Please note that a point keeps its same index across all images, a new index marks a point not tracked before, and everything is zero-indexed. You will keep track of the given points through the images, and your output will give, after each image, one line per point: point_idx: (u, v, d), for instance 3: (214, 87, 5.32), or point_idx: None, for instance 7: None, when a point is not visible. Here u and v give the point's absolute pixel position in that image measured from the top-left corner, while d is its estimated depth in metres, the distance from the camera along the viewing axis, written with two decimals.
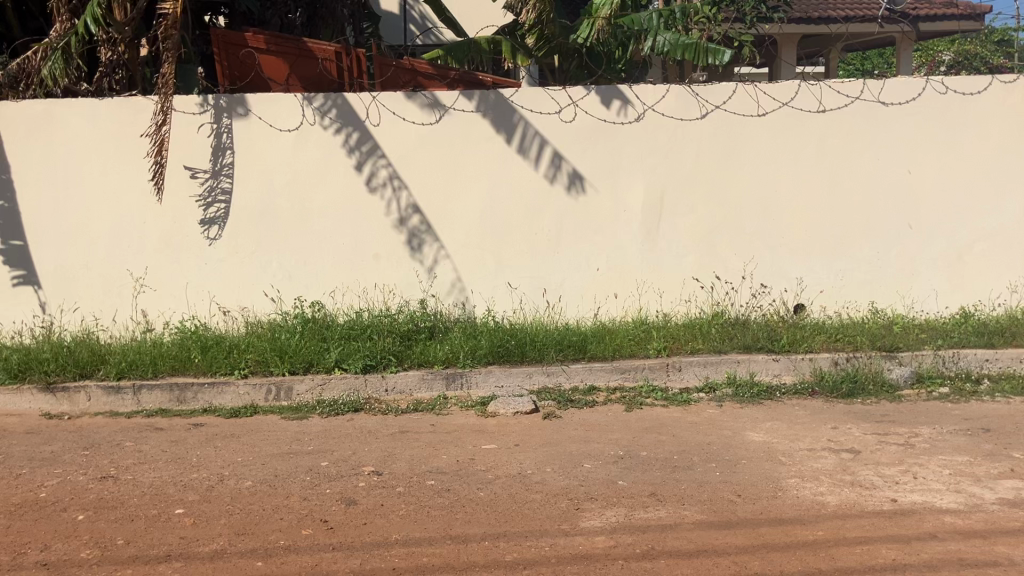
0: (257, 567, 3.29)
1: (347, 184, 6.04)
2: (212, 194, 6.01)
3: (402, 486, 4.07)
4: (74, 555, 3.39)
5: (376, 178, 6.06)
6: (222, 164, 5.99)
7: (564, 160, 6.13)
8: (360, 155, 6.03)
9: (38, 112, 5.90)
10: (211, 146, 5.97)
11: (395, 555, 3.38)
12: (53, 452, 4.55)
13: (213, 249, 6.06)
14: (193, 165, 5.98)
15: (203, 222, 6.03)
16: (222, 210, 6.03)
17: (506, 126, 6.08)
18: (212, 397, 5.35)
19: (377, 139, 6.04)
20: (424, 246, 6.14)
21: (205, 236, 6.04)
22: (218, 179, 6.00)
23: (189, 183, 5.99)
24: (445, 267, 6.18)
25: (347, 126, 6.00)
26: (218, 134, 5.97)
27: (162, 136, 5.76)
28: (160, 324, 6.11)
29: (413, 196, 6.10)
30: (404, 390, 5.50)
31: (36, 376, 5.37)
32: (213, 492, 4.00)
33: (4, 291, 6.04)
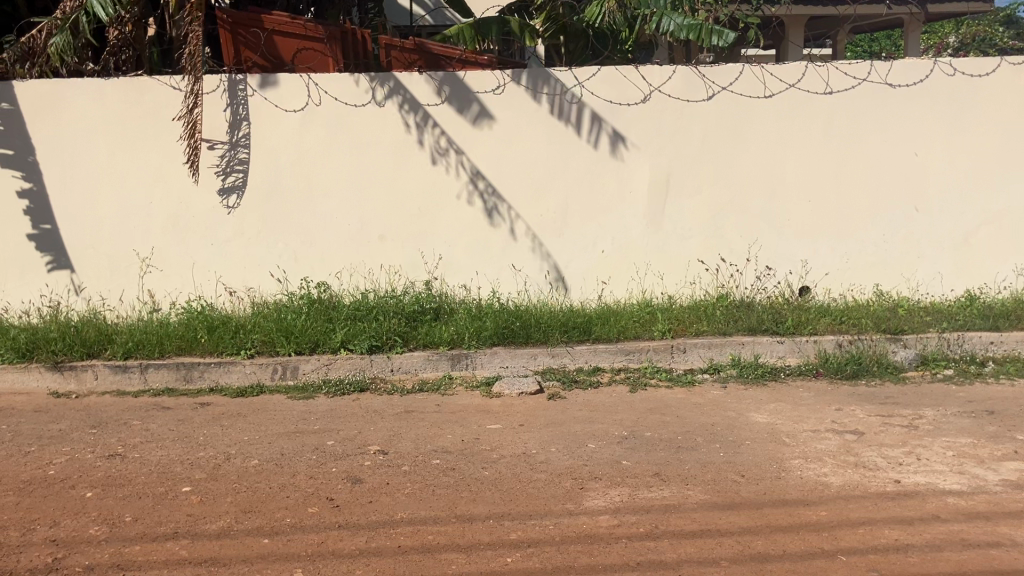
0: (263, 545, 3.33)
1: (380, 158, 6.06)
2: (231, 164, 6.01)
3: (407, 465, 4.10)
4: (83, 532, 3.43)
5: (436, 147, 6.07)
6: (239, 135, 5.99)
7: (604, 121, 6.12)
8: (416, 127, 6.03)
9: (44, 90, 5.89)
10: (226, 118, 5.97)
11: (401, 534, 3.41)
12: (61, 430, 4.58)
13: (220, 229, 6.07)
14: (211, 137, 5.98)
15: (222, 191, 6.03)
16: (241, 179, 6.03)
17: (526, 108, 6.08)
18: (219, 376, 5.38)
19: (428, 109, 6.03)
20: (500, 207, 6.16)
21: (225, 205, 6.05)
22: (236, 150, 6.00)
23: (207, 155, 5.99)
24: (521, 228, 6.20)
25: (399, 96, 6.01)
26: (233, 107, 5.97)
27: (194, 119, 5.83)
28: (166, 305, 6.13)
29: (474, 160, 6.10)
30: (410, 369, 5.52)
31: (44, 355, 5.39)
32: (220, 470, 4.03)
33: (13, 268, 6.05)
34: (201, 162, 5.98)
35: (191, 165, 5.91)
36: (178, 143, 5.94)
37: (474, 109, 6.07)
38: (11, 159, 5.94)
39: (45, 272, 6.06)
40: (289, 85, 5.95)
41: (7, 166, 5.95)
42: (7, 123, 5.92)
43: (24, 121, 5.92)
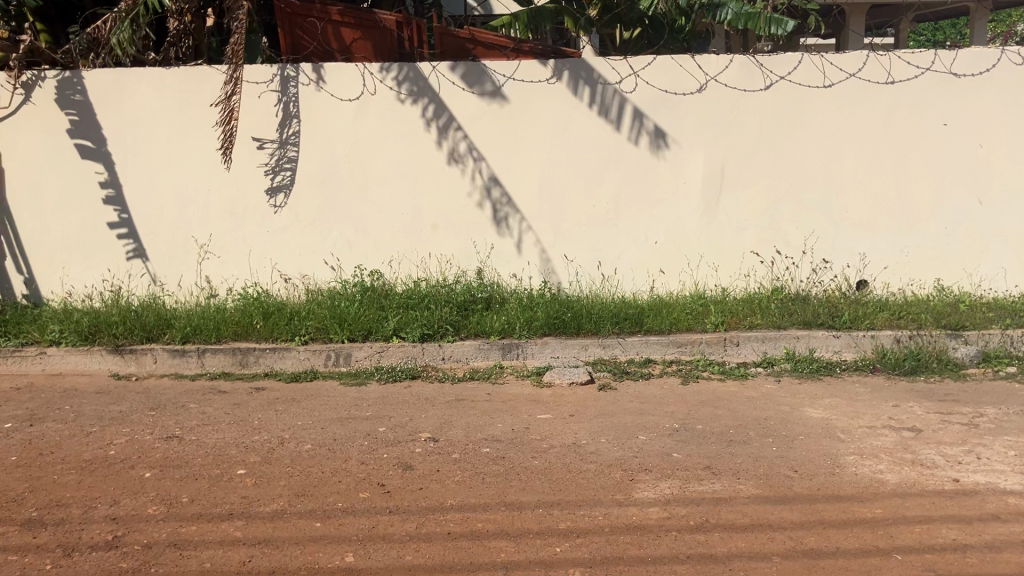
0: (315, 528, 3.39)
1: (421, 153, 6.08)
2: (280, 162, 6.08)
3: (457, 452, 4.12)
4: (141, 511, 3.53)
5: (455, 151, 6.08)
6: (288, 134, 6.06)
7: (646, 117, 6.05)
8: (438, 128, 6.05)
9: (107, 79, 5.98)
10: (276, 114, 6.03)
11: (450, 521, 3.44)
12: (121, 412, 4.70)
13: (277, 216, 6.15)
14: (261, 135, 6.05)
15: (270, 189, 6.11)
16: (288, 178, 6.10)
17: (574, 102, 6.05)
18: (274, 361, 5.47)
19: (452, 110, 6.04)
20: (509, 218, 6.17)
21: (270, 203, 6.13)
22: (285, 149, 6.07)
23: (257, 154, 6.06)
24: (529, 239, 6.20)
25: (425, 99, 6.02)
26: (284, 104, 6.03)
27: (233, 106, 5.88)
28: (224, 291, 6.24)
29: (492, 168, 6.11)
30: (460, 358, 5.55)
31: (105, 338, 5.52)
32: (274, 454, 4.10)
33: (77, 253, 6.18)
34: (235, 153, 6.06)
35: (224, 154, 5.98)
36: (214, 131, 6.03)
37: (489, 87, 6.02)
38: (90, 150, 6.06)
39: (112, 259, 6.19)
40: (345, 75, 6.00)
41: (83, 156, 6.06)
42: (78, 113, 6.01)
43: (97, 112, 6.03)
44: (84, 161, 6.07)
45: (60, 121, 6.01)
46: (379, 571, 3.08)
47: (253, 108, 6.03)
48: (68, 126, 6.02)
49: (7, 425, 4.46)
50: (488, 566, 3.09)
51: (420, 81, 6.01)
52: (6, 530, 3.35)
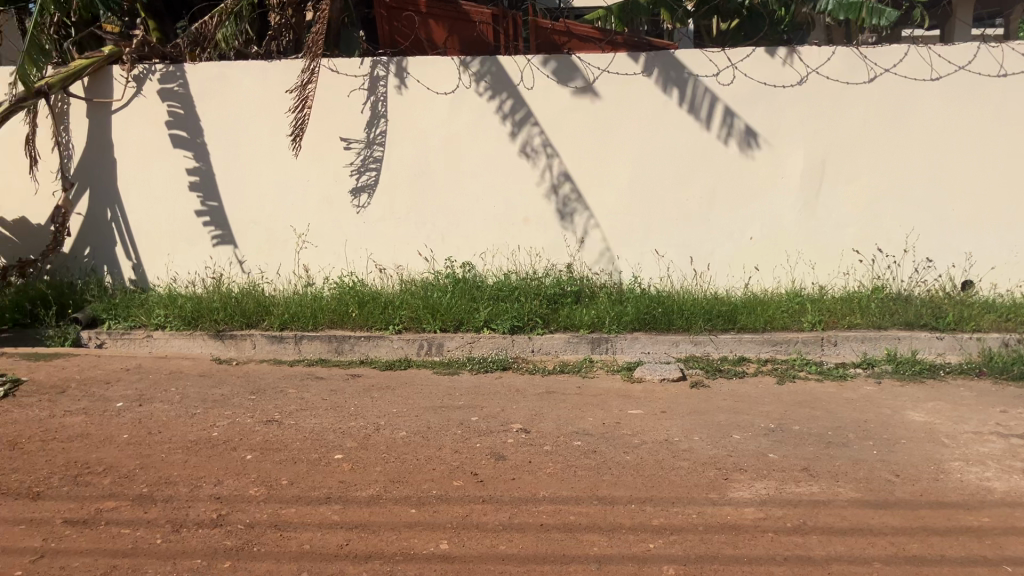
0: (410, 514, 3.46)
1: (501, 149, 6.10)
2: (365, 163, 6.19)
3: (549, 445, 4.13)
4: (244, 491, 3.65)
5: (529, 145, 6.08)
6: (375, 134, 6.16)
7: (737, 117, 5.95)
8: (514, 122, 6.06)
9: (212, 73, 6.16)
10: (365, 114, 6.13)
11: (543, 512, 3.45)
12: (224, 394, 4.86)
13: (362, 217, 6.27)
14: (348, 136, 6.15)
15: (353, 190, 6.23)
16: (373, 178, 6.21)
17: (662, 101, 5.97)
18: (369, 350, 5.59)
19: (530, 105, 6.04)
20: (575, 214, 6.15)
21: (354, 205, 6.25)
22: (372, 149, 6.17)
23: (343, 154, 6.18)
24: (594, 235, 6.18)
25: (503, 93, 6.03)
26: (373, 104, 6.13)
27: (307, 94, 5.98)
28: (320, 279, 6.36)
29: (565, 164, 6.10)
30: (550, 350, 5.56)
31: (208, 324, 5.72)
32: (370, 440, 4.18)
33: (182, 240, 6.38)
34: (305, 138, 6.17)
35: (293, 141, 6.06)
36: (286, 116, 6.16)
37: (577, 83, 6.00)
38: (184, 140, 6.26)
39: (213, 246, 6.37)
40: (440, 70, 6.05)
41: (179, 147, 6.26)
42: (182, 106, 6.22)
43: (195, 104, 6.21)
44: (178, 149, 6.27)
45: (160, 113, 6.22)
46: (473, 559, 3.12)
47: (343, 104, 6.13)
48: (168, 117, 6.23)
49: (118, 403, 4.66)
50: (581, 559, 3.10)
51: (499, 74, 6.01)
52: (118, 504, 3.54)
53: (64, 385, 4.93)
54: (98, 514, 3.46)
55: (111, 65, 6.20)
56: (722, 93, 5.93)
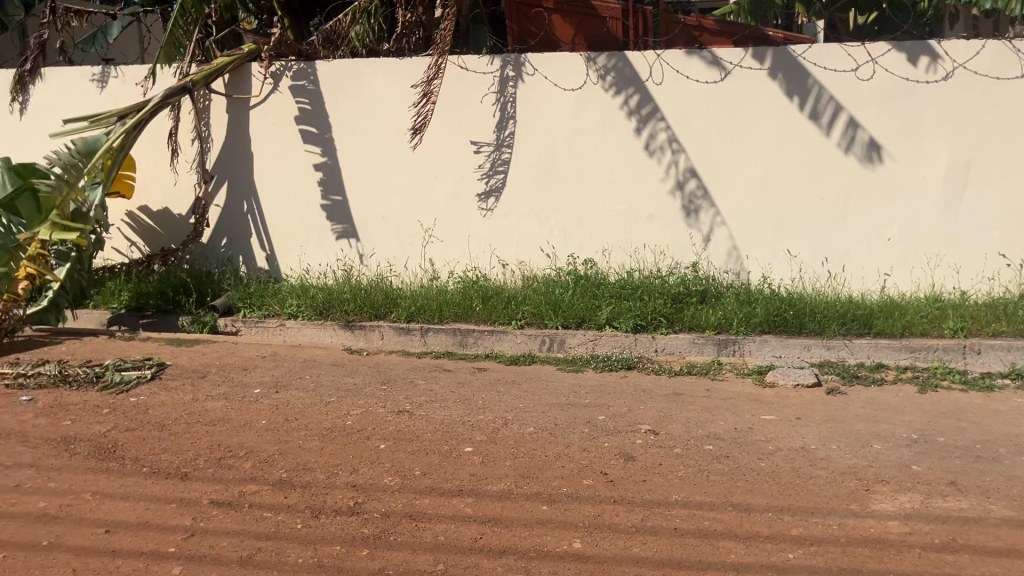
0: (542, 511, 3.46)
1: (625, 145, 6.03)
2: (494, 165, 6.22)
3: (679, 448, 4.07)
4: (379, 480, 3.73)
5: (654, 141, 6.00)
6: (505, 134, 6.17)
7: (862, 128, 5.75)
8: (640, 117, 5.99)
9: (346, 69, 6.30)
10: (495, 115, 6.16)
11: (677, 516, 3.40)
12: (356, 383, 4.98)
13: (485, 221, 6.31)
14: (479, 139, 6.20)
15: (482, 194, 6.28)
16: (501, 181, 6.23)
17: (784, 102, 5.82)
18: (493, 344, 5.64)
19: (657, 100, 5.96)
20: (701, 211, 6.02)
21: (481, 207, 6.30)
22: (500, 150, 6.20)
23: (474, 158, 6.23)
24: (720, 233, 6.03)
25: (630, 88, 5.97)
26: (502, 104, 6.15)
27: (431, 89, 6.06)
28: (444, 273, 6.43)
29: (690, 160, 5.98)
30: (675, 351, 5.49)
31: (338, 314, 5.87)
32: (499, 434, 4.20)
33: (317, 233, 6.54)
34: (425, 132, 6.25)
35: (414, 131, 6.18)
36: (409, 111, 6.26)
37: (706, 57, 5.87)
38: (313, 135, 6.42)
39: (352, 244, 6.51)
40: (569, 65, 6.03)
41: (309, 142, 6.43)
42: (313, 102, 6.38)
43: (325, 101, 6.37)
44: (305, 144, 6.44)
45: (290, 108, 6.41)
46: (608, 559, 3.10)
47: (473, 103, 6.18)
48: (297, 112, 6.41)
49: (256, 389, 4.83)
50: (717, 565, 3.04)
51: (625, 69, 5.96)
52: (260, 487, 3.67)
53: (205, 370, 5.14)
54: (242, 497, 3.60)
55: (251, 63, 6.43)
56: (846, 102, 5.75)
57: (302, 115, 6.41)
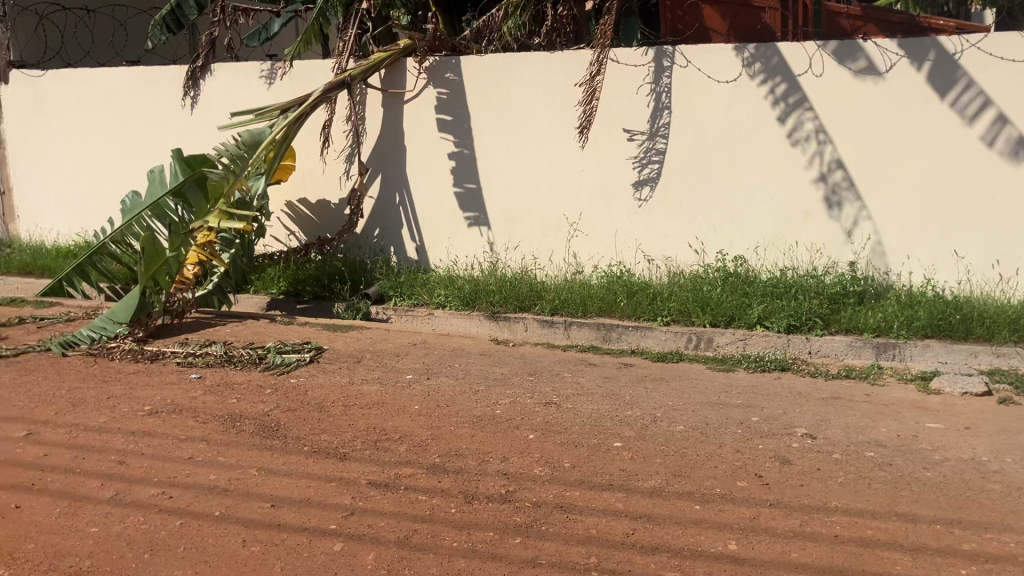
0: (695, 510, 3.40)
1: (772, 136, 5.85)
2: (647, 154, 6.13)
3: (838, 453, 3.92)
4: (529, 470, 3.77)
5: (799, 130, 5.79)
6: (658, 125, 6.08)
7: (1009, 123, 5.38)
8: (785, 107, 5.80)
9: (496, 64, 6.38)
10: (648, 105, 6.09)
11: (837, 523, 3.28)
12: (504, 373, 5.04)
13: (644, 209, 6.20)
14: (631, 127, 6.14)
15: (635, 183, 6.19)
16: (656, 171, 6.13)
17: (951, 93, 5.49)
18: (638, 340, 5.59)
19: (808, 91, 5.76)
20: (844, 203, 5.76)
21: (636, 197, 6.21)
22: (654, 140, 6.11)
23: (627, 145, 6.17)
24: (865, 227, 5.75)
25: (778, 77, 5.80)
26: (656, 95, 6.07)
27: (595, 85, 6.03)
28: (589, 268, 6.39)
29: (837, 151, 5.73)
30: (830, 353, 5.30)
31: (483, 304, 5.96)
32: (649, 431, 4.16)
33: (459, 228, 6.66)
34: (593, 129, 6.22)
35: (581, 133, 6.18)
36: (574, 110, 6.24)
37: (860, 62, 5.63)
38: (449, 124, 6.56)
39: (487, 233, 6.60)
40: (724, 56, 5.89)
41: (443, 131, 6.58)
42: (451, 92, 6.53)
43: (465, 91, 6.50)
44: (440, 132, 6.60)
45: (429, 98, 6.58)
46: (765, 563, 3.02)
47: (627, 96, 6.13)
48: (435, 101, 6.57)
49: (408, 375, 4.95)
50: None
51: (774, 59, 5.79)
52: (414, 471, 3.78)
53: (359, 355, 5.32)
54: (398, 480, 3.71)
55: (408, 59, 6.61)
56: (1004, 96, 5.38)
57: (450, 107, 6.54)
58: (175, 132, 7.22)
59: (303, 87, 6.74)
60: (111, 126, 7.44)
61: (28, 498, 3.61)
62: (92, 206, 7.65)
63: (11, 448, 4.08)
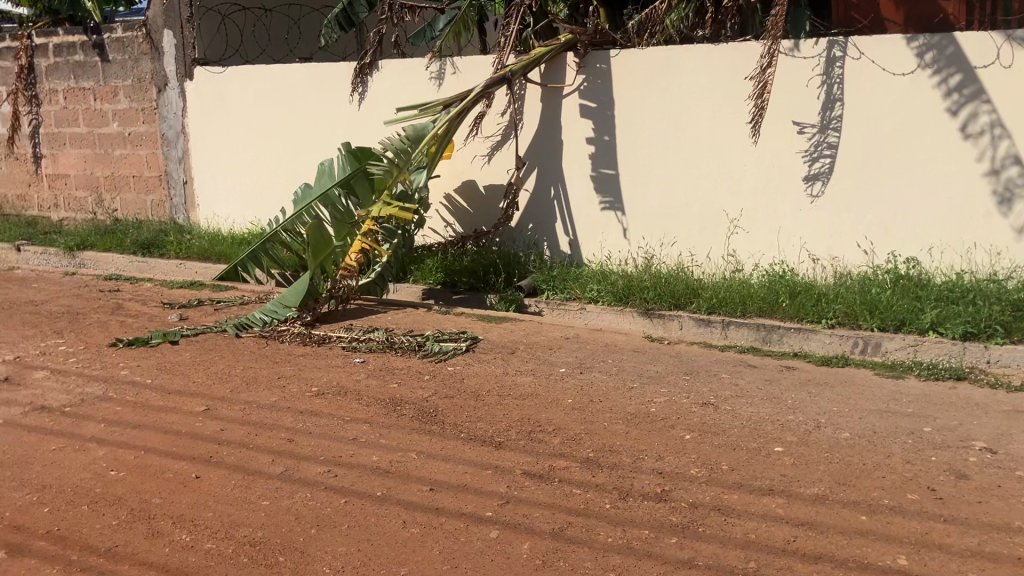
0: (862, 521, 3.26)
1: (947, 131, 5.52)
2: (819, 149, 5.88)
3: (1021, 470, 3.66)
4: (685, 470, 3.71)
5: (971, 123, 5.46)
6: (831, 117, 5.82)
7: None
8: (959, 99, 5.47)
9: (659, 58, 6.30)
10: (820, 98, 5.84)
11: (1021, 545, 3.07)
12: (658, 371, 4.98)
13: (813, 206, 5.96)
14: (802, 119, 5.91)
15: (807, 178, 5.95)
16: (826, 166, 5.87)
17: None
18: (801, 343, 5.40)
19: (987, 83, 5.40)
20: (1016, 199, 5.40)
21: (808, 192, 5.96)
22: (825, 134, 5.85)
23: (796, 139, 5.95)
24: None
25: (952, 68, 5.47)
26: (828, 87, 5.81)
27: (765, 79, 5.78)
28: (749, 266, 6.23)
29: (1015, 146, 5.36)
30: (1013, 364, 4.95)
31: (637, 301, 5.91)
32: (812, 437, 4.02)
33: (594, 214, 6.69)
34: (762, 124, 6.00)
35: (751, 127, 5.96)
36: (745, 104, 6.05)
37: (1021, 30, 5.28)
38: (592, 110, 6.59)
39: (621, 219, 6.60)
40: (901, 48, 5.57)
41: (586, 116, 6.62)
42: (594, 78, 6.56)
43: (614, 82, 6.49)
44: (581, 115, 6.64)
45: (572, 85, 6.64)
46: None
47: (798, 89, 5.90)
48: (578, 86, 6.62)
49: (561, 369, 4.97)
50: None
51: (950, 48, 5.46)
52: (569, 464, 3.79)
53: (514, 346, 5.38)
54: (552, 471, 3.73)
55: (568, 52, 6.61)
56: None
57: (607, 100, 6.53)
58: (342, 126, 7.52)
59: (465, 82, 6.88)
60: (283, 120, 7.83)
61: (207, 470, 3.85)
62: (266, 196, 8.07)
63: (192, 422, 4.36)
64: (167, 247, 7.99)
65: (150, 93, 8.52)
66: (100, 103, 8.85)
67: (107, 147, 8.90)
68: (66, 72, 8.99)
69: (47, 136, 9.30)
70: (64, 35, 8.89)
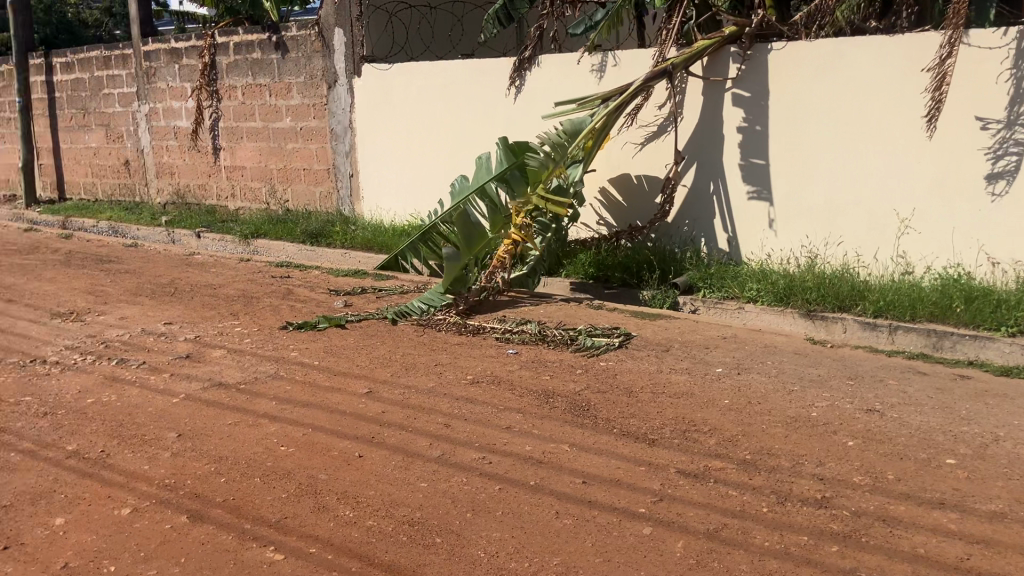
0: None
1: None
2: (1003, 146, 5.44)
3: None
4: (848, 478, 3.57)
5: None
6: (1019, 112, 5.36)
7: None
8: None
9: (827, 50, 6.05)
10: (1008, 92, 5.38)
11: None
12: (820, 375, 4.81)
13: (996, 206, 5.52)
14: (986, 115, 5.48)
15: (989, 176, 5.52)
16: (1013, 163, 5.42)
17: None
18: (977, 351, 5.06)
19: None
20: None
21: (989, 191, 5.53)
22: (1012, 129, 5.40)
23: (978, 135, 5.53)
24: None
25: None
26: (1017, 79, 5.35)
27: (945, 70, 5.46)
28: (921, 269, 5.88)
29: None
30: None
31: (799, 303, 5.73)
32: (988, 451, 3.78)
33: (740, 203, 6.59)
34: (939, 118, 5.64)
35: (926, 121, 5.64)
36: (921, 97, 5.72)
37: None
38: (746, 99, 6.46)
39: (769, 209, 6.46)
40: None
41: (738, 105, 6.50)
42: (750, 67, 6.41)
43: (773, 72, 6.32)
44: (735, 104, 6.51)
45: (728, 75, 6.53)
46: None
47: (981, 82, 5.49)
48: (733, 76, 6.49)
49: (717, 369, 4.88)
50: None
51: None
52: (725, 465, 3.72)
53: (668, 345, 5.32)
54: (707, 471, 3.68)
55: (731, 46, 6.48)
56: None
57: (766, 92, 6.36)
58: (502, 120, 7.63)
59: (625, 76, 6.84)
60: (445, 115, 8.02)
61: (369, 450, 4.01)
62: (427, 188, 8.32)
63: (356, 403, 4.55)
64: (332, 237, 8.36)
65: (320, 89, 8.92)
66: (275, 99, 9.33)
67: (280, 141, 9.38)
68: (245, 70, 9.52)
69: (226, 130, 9.89)
70: (244, 34, 9.42)
